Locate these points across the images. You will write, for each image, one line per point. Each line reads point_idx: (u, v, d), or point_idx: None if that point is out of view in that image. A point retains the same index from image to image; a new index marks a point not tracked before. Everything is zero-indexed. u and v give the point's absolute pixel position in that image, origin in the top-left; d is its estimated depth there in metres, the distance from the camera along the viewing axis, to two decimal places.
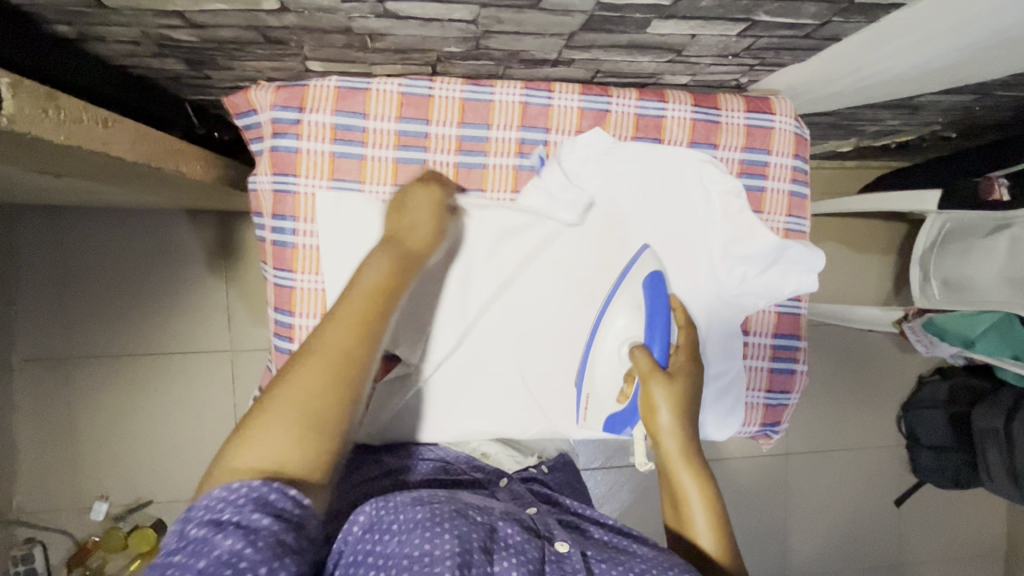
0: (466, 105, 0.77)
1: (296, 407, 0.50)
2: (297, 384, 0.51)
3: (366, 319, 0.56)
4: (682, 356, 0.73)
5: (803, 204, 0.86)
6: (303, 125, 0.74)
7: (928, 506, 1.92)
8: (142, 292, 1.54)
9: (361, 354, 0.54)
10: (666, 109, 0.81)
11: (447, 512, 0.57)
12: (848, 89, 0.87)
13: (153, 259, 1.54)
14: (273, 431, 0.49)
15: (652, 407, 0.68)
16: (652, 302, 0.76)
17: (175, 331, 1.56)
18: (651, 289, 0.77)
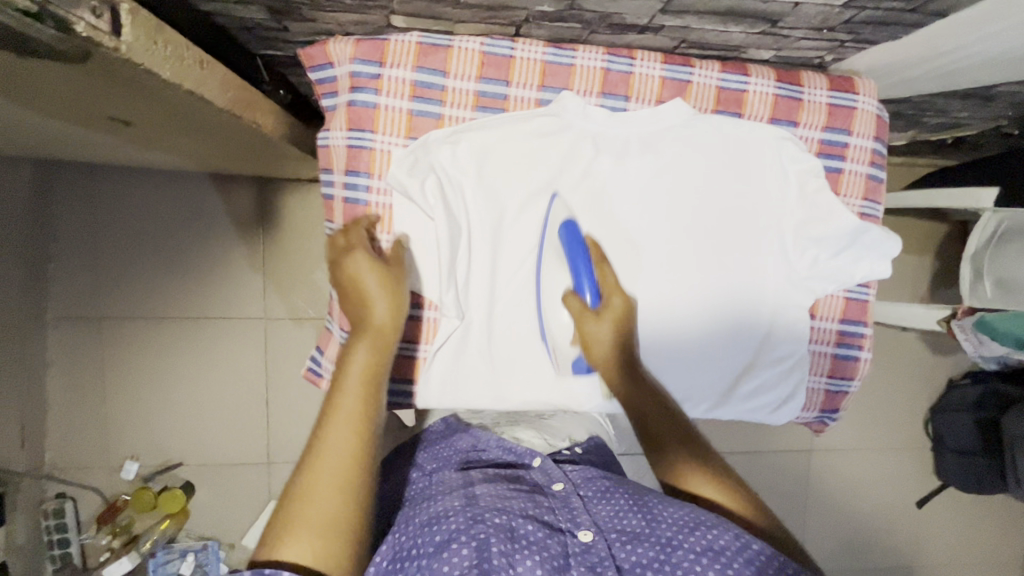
0: (547, 69, 0.76)
1: (322, 510, 0.53)
2: (314, 481, 0.54)
3: (362, 410, 0.59)
4: (617, 295, 0.74)
5: (879, 188, 0.84)
6: (384, 81, 0.73)
7: (952, 512, 1.90)
8: (178, 253, 1.54)
9: (362, 443, 0.57)
10: (748, 83, 0.79)
11: (461, 519, 0.57)
12: (931, 74, 0.85)
13: (189, 221, 1.53)
14: (304, 532, 0.52)
15: (589, 344, 0.73)
16: (571, 245, 0.74)
17: (209, 295, 1.56)
18: (566, 236, 0.74)
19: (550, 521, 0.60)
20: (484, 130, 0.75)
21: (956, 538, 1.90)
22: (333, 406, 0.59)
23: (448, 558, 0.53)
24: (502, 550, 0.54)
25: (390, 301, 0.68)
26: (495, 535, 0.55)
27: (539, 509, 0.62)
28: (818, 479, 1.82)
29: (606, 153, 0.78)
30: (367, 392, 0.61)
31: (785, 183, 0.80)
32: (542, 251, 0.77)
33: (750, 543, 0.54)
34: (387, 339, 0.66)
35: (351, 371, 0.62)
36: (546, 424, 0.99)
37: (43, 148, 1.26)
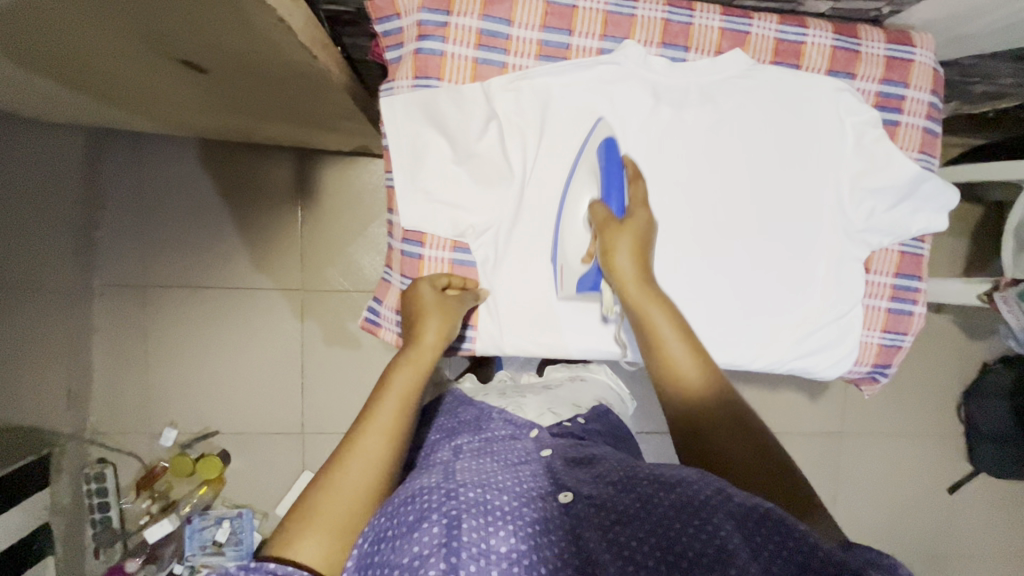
0: (609, 18, 0.77)
1: (340, 507, 0.58)
2: (341, 483, 0.59)
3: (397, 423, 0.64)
4: (643, 210, 0.74)
5: (934, 143, 0.84)
6: (450, 28, 0.75)
7: (984, 499, 1.87)
8: (219, 225, 1.57)
9: (390, 456, 0.62)
10: (806, 35, 0.80)
11: (432, 496, 0.56)
12: (986, 30, 0.85)
13: (230, 193, 1.57)
14: (318, 529, 0.56)
15: (609, 252, 0.72)
16: (607, 160, 0.75)
17: (249, 266, 1.59)
18: (605, 151, 0.75)
19: (526, 492, 0.58)
20: (550, 78, 0.77)
21: (989, 524, 1.87)
22: (375, 410, 0.65)
23: (417, 541, 0.52)
24: (475, 522, 0.53)
25: (436, 322, 0.73)
26: (464, 511, 0.54)
27: (519, 480, 0.61)
28: (849, 461, 1.81)
29: (665, 104, 0.80)
30: (405, 408, 0.66)
31: (844, 134, 0.81)
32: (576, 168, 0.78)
33: (730, 497, 0.53)
34: (430, 359, 0.70)
35: (397, 381, 0.67)
36: (553, 393, 0.92)
37: (99, 116, 1.30)
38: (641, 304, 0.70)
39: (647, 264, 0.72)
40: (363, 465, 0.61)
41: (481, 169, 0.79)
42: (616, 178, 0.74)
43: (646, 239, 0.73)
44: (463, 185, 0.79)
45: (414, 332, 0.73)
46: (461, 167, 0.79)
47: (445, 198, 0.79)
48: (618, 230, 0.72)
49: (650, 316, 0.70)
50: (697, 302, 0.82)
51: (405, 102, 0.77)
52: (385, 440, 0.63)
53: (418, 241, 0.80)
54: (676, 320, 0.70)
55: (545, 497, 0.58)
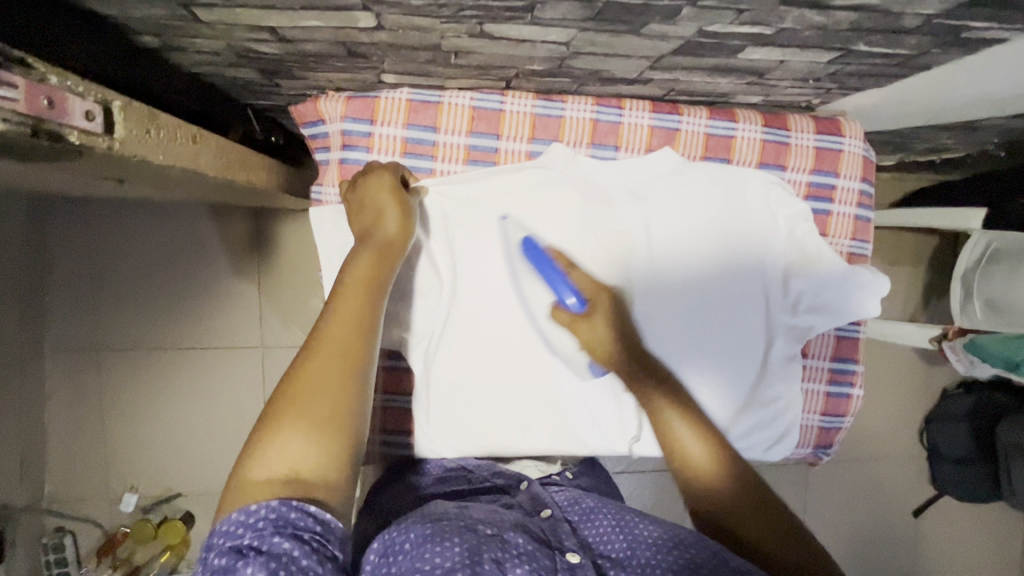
0: (537, 121, 0.77)
1: (318, 406, 0.52)
2: (313, 380, 0.53)
3: (361, 316, 0.58)
4: (604, 295, 0.75)
5: (867, 228, 0.86)
6: (375, 138, 0.75)
7: (952, 521, 1.86)
8: (174, 285, 1.54)
9: (361, 346, 0.56)
10: (736, 129, 0.81)
11: (453, 528, 0.56)
12: (919, 111, 0.85)
13: (184, 251, 1.53)
14: (296, 434, 0.50)
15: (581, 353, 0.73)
16: (532, 257, 0.76)
17: (208, 324, 1.56)
18: (528, 250, 0.76)
19: (541, 538, 0.59)
20: (478, 184, 0.77)
21: (968, 547, 1.87)
22: (335, 305, 0.58)
23: (435, 552, 0.52)
24: (494, 556, 0.53)
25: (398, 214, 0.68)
26: (487, 545, 0.54)
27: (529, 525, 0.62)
28: (821, 491, 1.82)
29: (595, 202, 0.80)
30: (369, 299, 0.60)
31: (777, 225, 0.82)
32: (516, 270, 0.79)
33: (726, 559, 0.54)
34: (393, 253, 0.65)
35: (353, 275, 0.61)
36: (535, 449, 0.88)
37: (36, 186, 1.26)
38: (643, 397, 0.70)
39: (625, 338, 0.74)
40: (331, 358, 0.54)
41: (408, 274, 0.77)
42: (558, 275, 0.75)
43: (617, 317, 0.75)
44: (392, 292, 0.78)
45: (373, 219, 0.67)
46: None
47: None
48: (584, 325, 0.74)
49: (661, 413, 0.68)
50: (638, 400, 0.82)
51: (332, 212, 0.76)
52: (351, 329, 0.57)
53: None
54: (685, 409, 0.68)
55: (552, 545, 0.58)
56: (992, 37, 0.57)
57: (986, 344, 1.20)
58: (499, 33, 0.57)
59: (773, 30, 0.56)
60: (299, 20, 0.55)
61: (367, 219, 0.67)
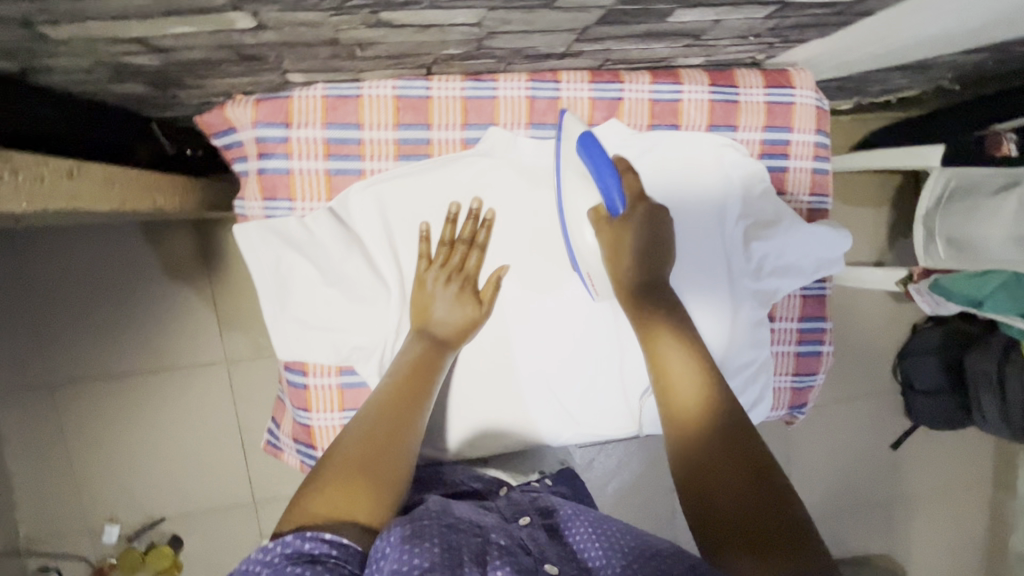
0: (469, 105, 0.70)
1: (358, 462, 0.55)
2: (359, 442, 0.57)
3: (409, 390, 0.64)
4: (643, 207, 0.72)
5: (826, 181, 0.83)
6: (292, 142, 0.67)
7: (925, 450, 1.91)
8: (124, 307, 1.45)
9: (404, 414, 0.61)
10: (682, 92, 0.75)
11: (431, 526, 0.50)
12: (866, 56, 0.82)
13: (133, 271, 1.45)
14: (338, 488, 0.53)
15: (615, 252, 0.70)
16: (591, 161, 0.69)
17: (170, 345, 1.48)
18: (584, 151, 0.68)
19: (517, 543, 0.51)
20: (416, 180, 0.71)
21: (952, 473, 1.92)
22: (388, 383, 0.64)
23: (412, 555, 0.45)
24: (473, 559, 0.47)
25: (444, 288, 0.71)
26: (468, 546, 0.48)
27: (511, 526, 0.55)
28: (803, 438, 1.83)
29: (543, 185, 0.75)
30: (420, 378, 0.66)
31: (732, 188, 0.78)
32: (560, 170, 0.71)
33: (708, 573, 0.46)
34: (442, 331, 0.70)
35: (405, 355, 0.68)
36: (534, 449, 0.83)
37: None
38: (645, 329, 0.68)
39: (655, 272, 0.71)
40: (377, 424, 0.60)
41: (356, 286, 0.72)
42: (615, 183, 0.69)
43: (652, 240, 0.72)
44: (341, 308, 0.72)
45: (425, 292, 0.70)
46: (334, 289, 0.71)
47: (321, 322, 0.72)
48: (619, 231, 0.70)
49: (656, 342, 0.66)
50: (603, 387, 0.80)
51: (262, 226, 0.69)
52: (398, 403, 0.62)
53: (300, 369, 0.74)
54: (690, 352, 0.65)
55: (534, 553, 0.52)
56: None
57: (951, 283, 1.20)
58: (400, 20, 0.51)
59: None
60: (168, 27, 0.48)
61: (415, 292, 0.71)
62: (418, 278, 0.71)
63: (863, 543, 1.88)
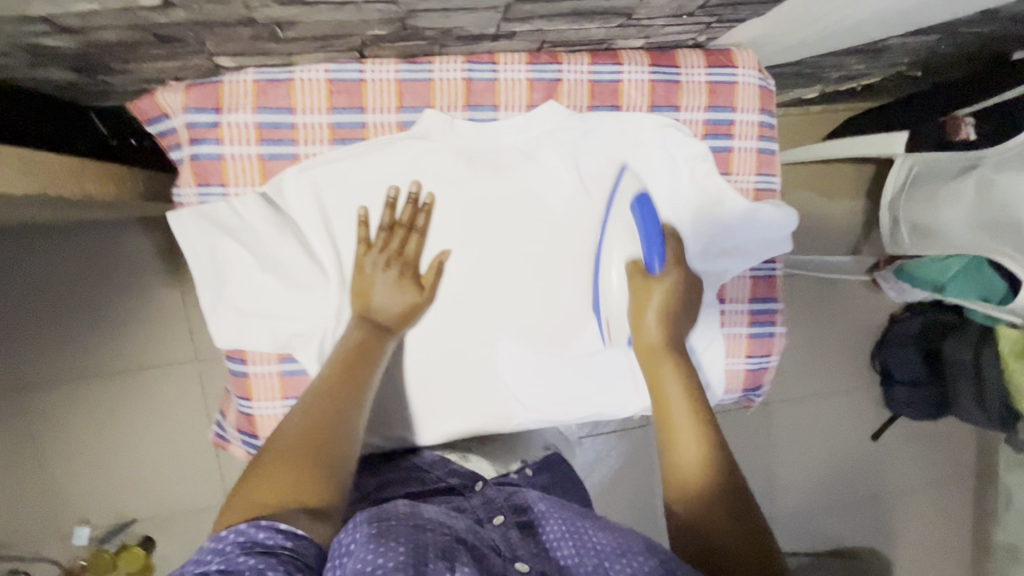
0: (404, 87, 0.69)
1: (297, 444, 0.55)
2: (301, 425, 0.57)
3: (348, 374, 0.64)
4: (679, 272, 0.72)
5: (772, 160, 0.82)
6: (223, 128, 0.67)
7: (906, 440, 1.86)
8: (87, 305, 1.39)
9: (343, 396, 0.61)
10: (622, 72, 0.75)
11: (398, 526, 0.48)
12: (811, 38, 0.82)
13: (96, 267, 1.38)
14: (282, 470, 0.52)
15: (640, 309, 0.71)
16: (643, 226, 0.71)
17: (142, 342, 1.42)
18: (638, 211, 0.72)
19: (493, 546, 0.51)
20: (352, 165, 0.71)
21: (940, 467, 1.87)
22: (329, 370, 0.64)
23: (379, 553, 0.43)
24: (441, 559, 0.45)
25: (387, 282, 0.71)
26: (437, 544, 0.46)
27: (482, 531, 0.53)
28: (783, 430, 1.78)
29: (482, 169, 0.75)
30: (359, 364, 0.66)
31: (678, 173, 0.79)
32: (609, 210, 0.76)
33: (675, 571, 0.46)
34: (385, 318, 0.71)
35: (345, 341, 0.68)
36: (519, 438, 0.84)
37: None
38: (651, 359, 0.69)
39: (674, 322, 0.71)
40: (315, 407, 0.59)
41: (293, 274, 0.72)
42: (658, 246, 0.71)
43: (682, 296, 0.72)
44: (279, 296, 0.72)
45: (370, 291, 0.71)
46: (271, 276, 0.71)
47: (259, 310, 0.72)
48: (647, 289, 0.71)
49: (663, 383, 0.66)
50: (553, 374, 0.81)
51: (195, 213, 0.69)
52: (337, 386, 0.62)
53: (241, 357, 0.73)
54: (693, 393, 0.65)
55: (503, 555, 0.50)
56: None
57: (916, 268, 1.22)
58: None
59: None
60: (70, 5, 0.47)
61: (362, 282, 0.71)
62: (357, 264, 0.71)
63: (852, 541, 1.83)
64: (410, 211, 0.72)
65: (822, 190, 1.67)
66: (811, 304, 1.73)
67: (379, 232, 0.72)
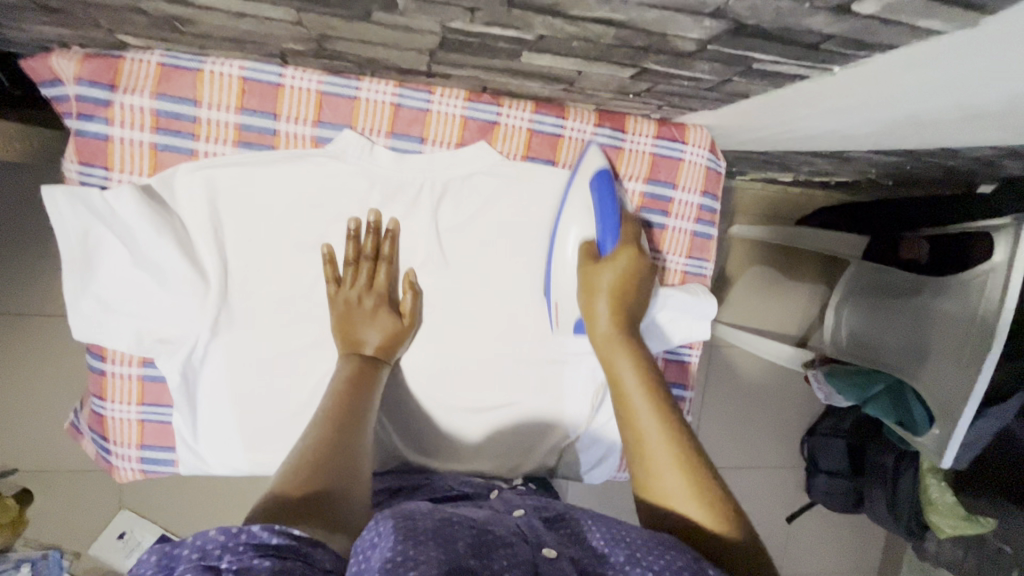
0: (324, 100, 0.66)
1: (307, 464, 0.56)
2: (309, 446, 0.59)
3: (343, 398, 0.65)
4: (630, 250, 0.69)
5: (706, 245, 0.81)
6: (115, 108, 0.63)
7: (818, 529, 1.83)
8: None
9: (341, 420, 0.62)
10: (564, 128, 0.72)
11: (426, 522, 0.46)
12: (766, 137, 0.80)
13: None
14: (288, 487, 0.53)
15: (591, 292, 0.68)
16: (599, 195, 0.69)
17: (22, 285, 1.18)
18: (595, 185, 0.69)
19: (516, 530, 0.49)
20: (252, 173, 0.67)
21: (843, 560, 1.87)
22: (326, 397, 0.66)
23: (409, 547, 0.42)
24: (471, 555, 0.43)
25: (377, 327, 0.71)
26: (468, 539, 0.45)
27: (508, 519, 0.52)
28: None
29: (395, 201, 0.72)
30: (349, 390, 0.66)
31: None
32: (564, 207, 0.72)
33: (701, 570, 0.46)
34: (379, 366, 0.71)
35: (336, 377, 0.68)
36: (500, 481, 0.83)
37: None
38: (604, 342, 0.68)
39: (630, 313, 0.69)
40: (319, 433, 0.60)
41: (169, 276, 0.67)
42: (613, 224, 0.69)
43: (636, 275, 0.69)
44: (148, 294, 0.67)
45: (364, 329, 0.71)
46: (144, 274, 0.66)
47: (127, 308, 0.67)
48: (595, 270, 0.69)
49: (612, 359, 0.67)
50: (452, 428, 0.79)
51: (71, 196, 0.63)
52: (334, 409, 0.64)
53: (99, 356, 0.70)
54: (640, 359, 0.66)
55: (529, 540, 0.48)
56: (789, 72, 0.49)
57: (845, 371, 1.21)
58: (201, 2, 0.46)
59: (534, 37, 0.47)
60: None
61: (349, 313, 0.71)
62: (333, 301, 0.71)
63: None
64: (390, 244, 0.72)
65: (786, 270, 1.65)
66: (754, 380, 1.72)
67: (346, 268, 0.71)
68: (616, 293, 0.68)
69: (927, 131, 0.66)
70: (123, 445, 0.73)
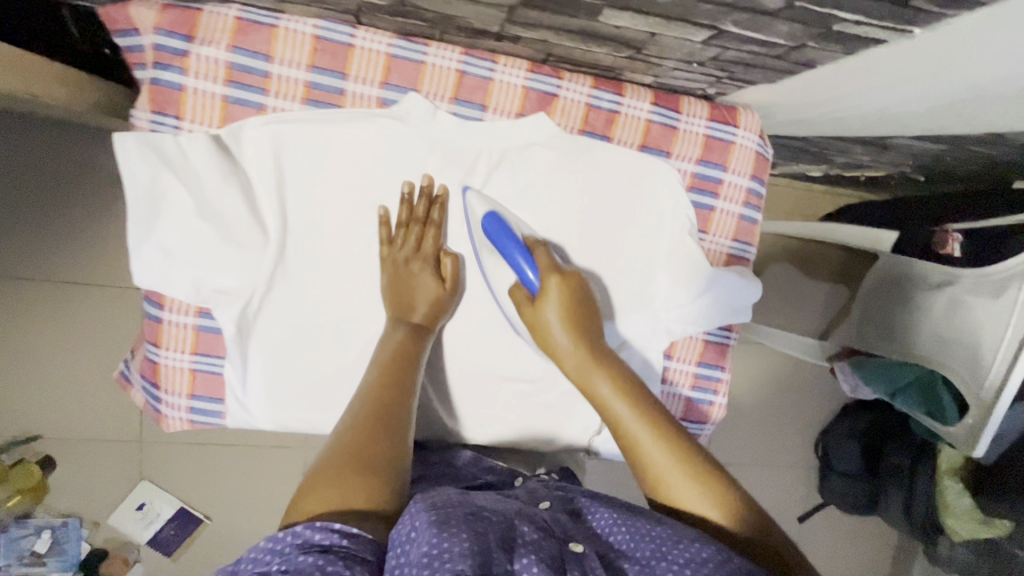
0: (392, 64, 0.67)
1: (363, 432, 0.55)
2: (357, 419, 0.58)
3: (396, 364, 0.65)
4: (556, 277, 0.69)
5: (751, 230, 0.82)
6: (191, 59, 0.64)
7: (829, 531, 1.83)
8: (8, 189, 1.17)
9: (393, 386, 0.62)
10: (621, 104, 0.73)
11: (456, 512, 0.46)
12: (815, 117, 0.81)
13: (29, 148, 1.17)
14: (339, 463, 0.52)
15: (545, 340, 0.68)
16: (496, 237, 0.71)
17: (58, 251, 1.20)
18: (491, 228, 0.71)
19: (542, 522, 0.50)
20: (317, 132, 0.69)
21: (854, 563, 1.86)
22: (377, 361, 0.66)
23: (442, 539, 0.42)
24: (500, 548, 0.44)
25: (429, 292, 0.72)
26: (494, 531, 0.45)
27: (533, 509, 0.52)
28: None
29: (452, 164, 0.73)
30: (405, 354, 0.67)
31: (660, 224, 0.78)
32: (477, 248, 0.74)
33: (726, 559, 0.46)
34: (430, 329, 0.72)
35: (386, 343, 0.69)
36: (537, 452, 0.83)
37: None
38: (580, 374, 0.66)
39: (584, 328, 0.68)
40: (373, 401, 0.59)
41: (233, 229, 0.68)
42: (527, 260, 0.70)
43: (577, 298, 0.69)
44: (211, 247, 0.68)
45: (416, 292, 0.72)
46: (207, 225, 0.67)
47: (189, 259, 0.68)
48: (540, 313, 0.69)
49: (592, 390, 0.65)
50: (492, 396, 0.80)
51: (141, 141, 0.65)
52: (387, 378, 0.63)
53: (157, 303, 0.71)
54: (621, 387, 0.64)
55: (555, 535, 0.48)
56: (869, 34, 0.50)
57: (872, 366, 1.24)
58: None
59: None
60: None
61: (400, 279, 0.72)
62: (388, 264, 0.72)
63: None
64: (440, 211, 0.73)
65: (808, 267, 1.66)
66: (773, 377, 1.72)
67: (399, 231, 0.73)
68: (570, 323, 0.68)
69: (982, 110, 0.68)
70: (173, 394, 0.74)
